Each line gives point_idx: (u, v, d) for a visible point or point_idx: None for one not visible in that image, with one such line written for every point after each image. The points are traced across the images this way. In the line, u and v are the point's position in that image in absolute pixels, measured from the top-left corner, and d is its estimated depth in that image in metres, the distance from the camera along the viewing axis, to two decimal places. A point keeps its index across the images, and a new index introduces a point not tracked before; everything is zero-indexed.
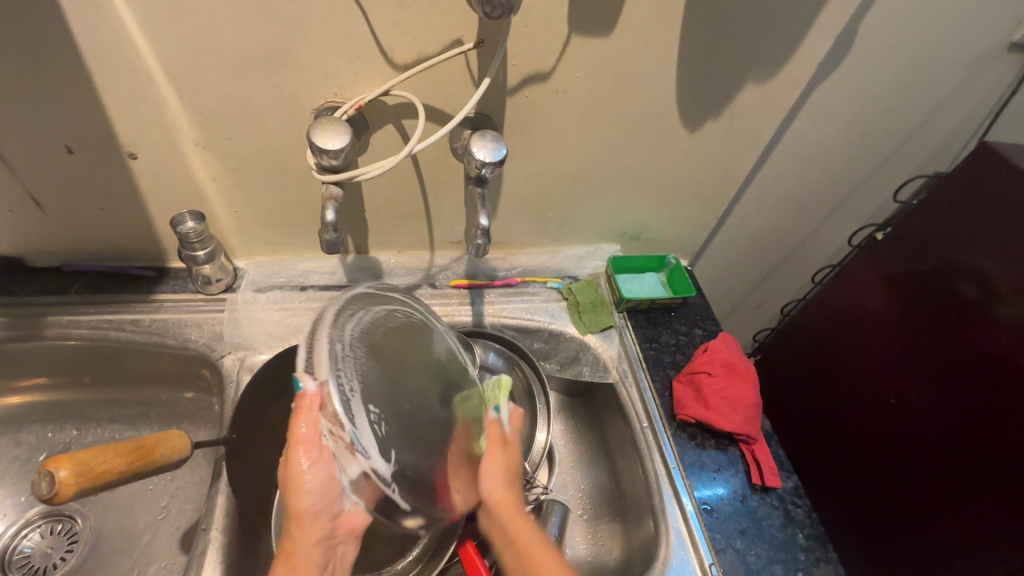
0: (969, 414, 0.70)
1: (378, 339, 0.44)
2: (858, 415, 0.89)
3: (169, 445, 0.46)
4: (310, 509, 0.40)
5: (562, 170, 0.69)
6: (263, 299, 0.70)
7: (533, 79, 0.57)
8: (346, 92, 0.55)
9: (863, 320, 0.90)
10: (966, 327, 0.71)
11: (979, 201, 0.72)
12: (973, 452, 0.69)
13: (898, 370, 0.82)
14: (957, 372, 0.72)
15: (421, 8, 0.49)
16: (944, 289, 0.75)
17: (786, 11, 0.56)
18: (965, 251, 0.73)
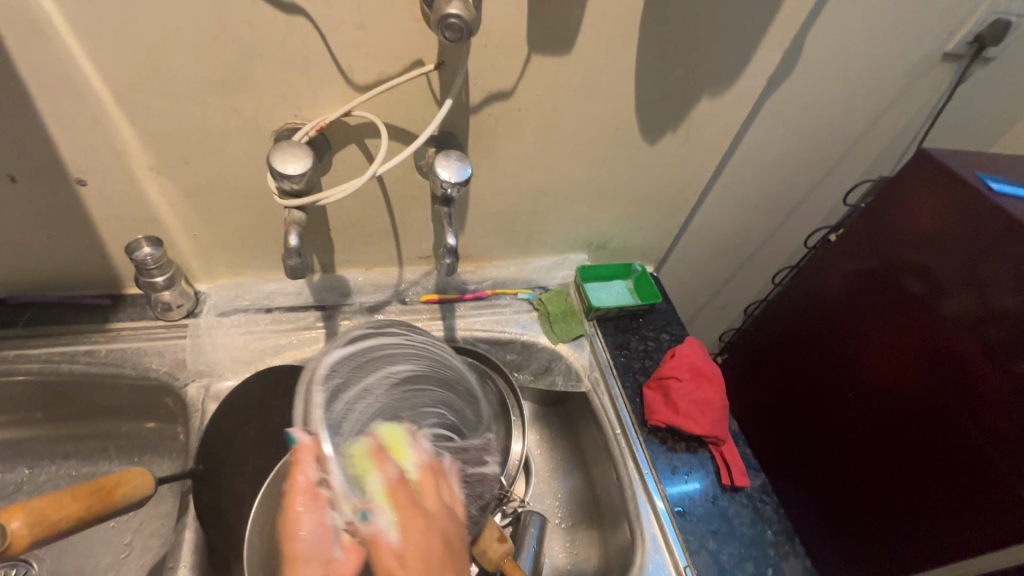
0: (916, 405, 0.75)
1: (383, 394, 0.53)
2: (817, 408, 0.93)
3: (131, 484, 0.45)
4: (304, 564, 0.40)
5: (528, 183, 0.70)
6: (228, 323, 0.68)
7: (495, 97, 0.58)
8: (306, 114, 0.54)
9: (819, 318, 0.94)
10: (914, 323, 0.76)
11: (921, 201, 0.76)
12: (921, 441, 0.74)
13: (854, 364, 0.86)
14: (905, 366, 0.76)
15: (380, 29, 0.49)
16: (894, 285, 0.79)
17: (736, 27, 0.59)
18: (912, 248, 0.77)
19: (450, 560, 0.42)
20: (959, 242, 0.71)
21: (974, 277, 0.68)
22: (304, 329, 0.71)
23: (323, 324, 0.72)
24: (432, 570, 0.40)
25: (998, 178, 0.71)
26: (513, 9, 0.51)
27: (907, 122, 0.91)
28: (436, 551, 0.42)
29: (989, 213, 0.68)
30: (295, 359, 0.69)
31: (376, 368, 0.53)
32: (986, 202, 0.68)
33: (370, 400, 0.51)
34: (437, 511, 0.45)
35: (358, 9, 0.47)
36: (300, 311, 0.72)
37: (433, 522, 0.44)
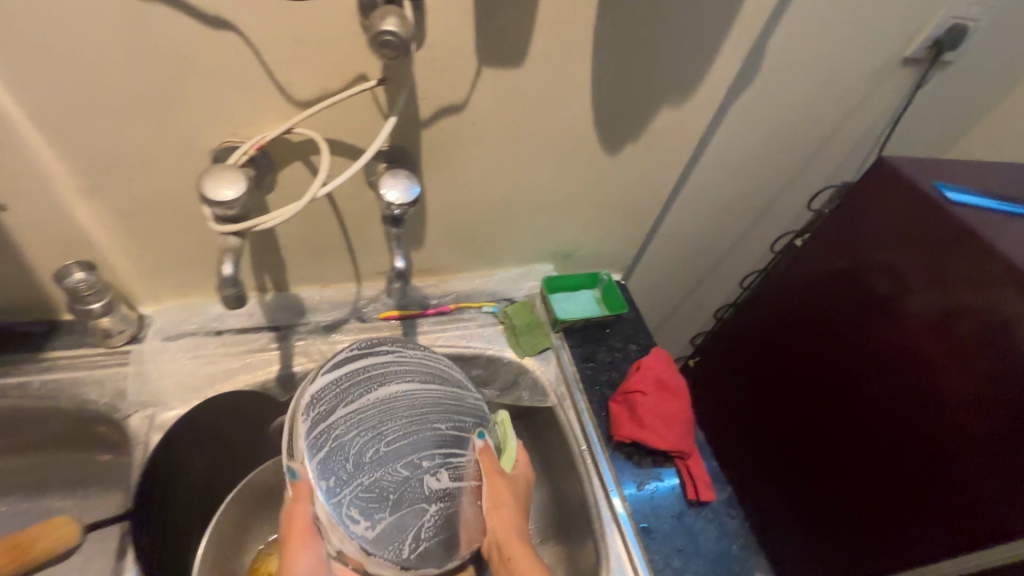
0: (879, 409, 0.75)
1: (378, 416, 0.54)
2: (786, 410, 0.92)
3: (52, 540, 0.44)
4: None
5: (488, 196, 0.68)
6: (174, 348, 0.65)
7: (447, 111, 0.55)
8: (244, 131, 0.51)
9: (785, 319, 0.93)
10: (879, 324, 0.76)
11: (881, 202, 0.76)
12: (883, 445, 0.74)
13: (820, 365, 0.85)
14: (868, 369, 0.77)
15: (319, 44, 0.46)
16: (858, 286, 0.79)
17: (693, 37, 0.57)
18: (876, 248, 0.77)
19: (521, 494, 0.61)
20: (918, 247, 0.71)
21: (934, 283, 0.69)
22: (256, 352, 0.68)
23: (277, 345, 0.69)
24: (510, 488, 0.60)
25: (954, 186, 0.72)
26: (459, 22, 0.48)
27: (868, 127, 0.92)
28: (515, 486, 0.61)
29: (947, 219, 0.68)
30: (247, 383, 0.66)
31: (368, 388, 0.55)
32: (943, 208, 0.69)
33: (365, 422, 0.53)
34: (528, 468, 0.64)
35: (292, 24, 0.45)
36: (252, 333, 0.68)
37: (523, 474, 0.63)
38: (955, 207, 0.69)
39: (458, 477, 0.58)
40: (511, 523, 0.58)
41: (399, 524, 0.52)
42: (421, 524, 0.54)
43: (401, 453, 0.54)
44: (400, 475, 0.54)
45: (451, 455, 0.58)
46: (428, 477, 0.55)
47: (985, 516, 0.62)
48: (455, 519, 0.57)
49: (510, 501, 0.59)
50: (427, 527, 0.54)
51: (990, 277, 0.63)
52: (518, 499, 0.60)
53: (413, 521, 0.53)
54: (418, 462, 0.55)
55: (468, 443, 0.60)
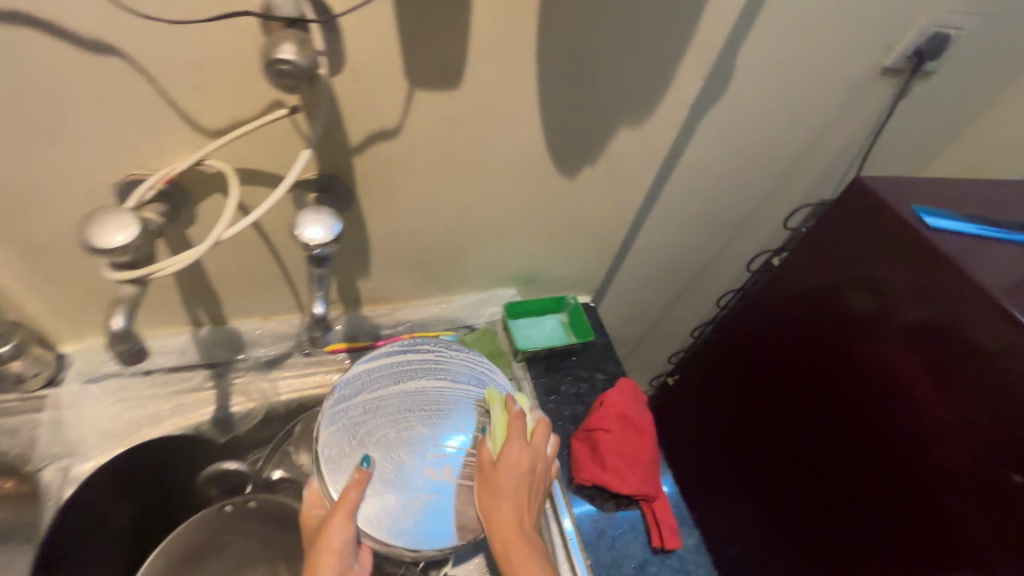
0: (862, 441, 0.70)
1: (401, 400, 0.54)
2: (772, 432, 0.86)
3: None
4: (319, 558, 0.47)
5: (436, 222, 0.63)
6: (95, 391, 0.60)
7: (379, 137, 0.51)
8: (151, 164, 0.46)
9: (765, 336, 0.88)
10: (863, 342, 0.70)
11: (860, 214, 0.71)
12: (868, 478, 0.69)
13: (805, 384, 0.79)
14: (848, 398, 0.72)
15: (222, 70, 0.41)
16: (840, 302, 0.73)
17: (649, 53, 0.52)
18: (858, 261, 0.71)
19: (518, 488, 0.49)
20: (901, 258, 0.65)
21: (911, 310, 0.64)
22: (189, 392, 0.63)
23: (212, 385, 0.64)
24: (502, 485, 0.49)
25: (930, 207, 0.67)
26: (383, 43, 0.43)
27: (849, 141, 0.88)
28: (511, 481, 0.49)
29: (921, 243, 0.63)
30: (177, 429, 0.62)
31: (397, 375, 0.56)
32: (916, 232, 0.64)
33: (384, 404, 0.54)
34: (528, 451, 0.50)
35: (188, 49, 0.40)
36: (185, 372, 0.63)
37: (519, 461, 0.50)
38: (930, 232, 0.63)
39: (472, 478, 0.53)
40: (509, 519, 0.47)
41: (387, 500, 0.50)
42: (416, 512, 0.50)
43: (411, 438, 0.53)
44: (401, 454, 0.52)
45: (469, 453, 0.54)
46: (433, 466, 0.52)
47: (978, 559, 0.57)
48: (454, 518, 0.51)
49: (502, 502, 0.48)
50: (416, 513, 0.51)
51: (979, 290, 0.57)
52: (517, 496, 0.48)
53: (402, 503, 0.50)
54: (425, 449, 0.53)
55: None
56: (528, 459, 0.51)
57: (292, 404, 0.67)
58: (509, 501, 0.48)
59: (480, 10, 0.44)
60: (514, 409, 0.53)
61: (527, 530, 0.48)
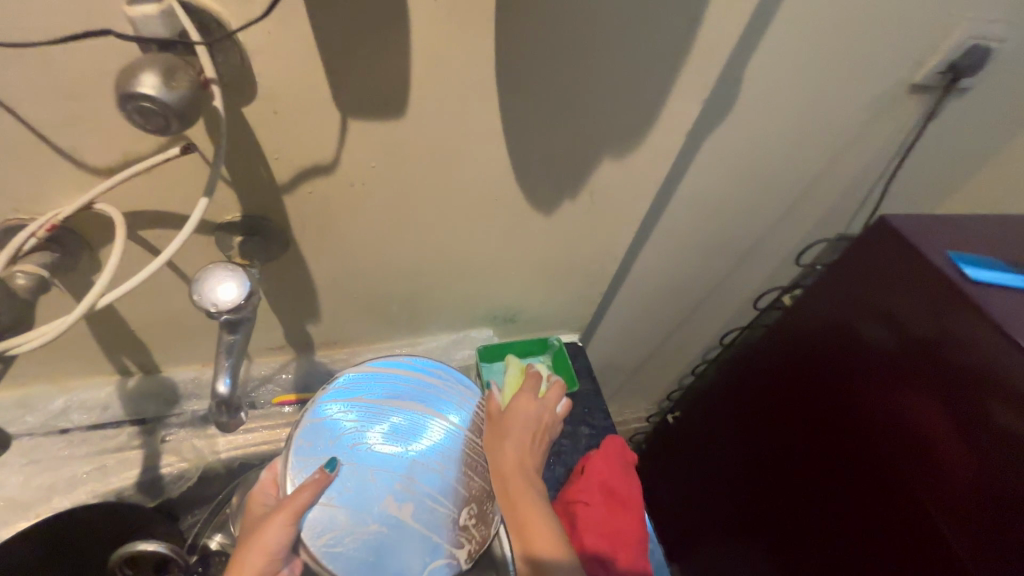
0: (859, 485, 0.62)
1: (394, 415, 0.47)
2: (773, 481, 0.77)
3: None
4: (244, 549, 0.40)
5: (393, 263, 0.55)
6: (2, 452, 0.53)
7: (312, 174, 0.43)
8: (33, 207, 0.39)
9: (772, 373, 0.77)
10: (878, 394, 0.59)
11: (883, 248, 0.59)
12: (863, 525, 0.61)
13: (812, 431, 0.69)
14: (844, 435, 0.64)
15: (101, 99, 0.34)
16: (855, 344, 0.63)
17: (635, 75, 0.44)
18: (877, 301, 0.60)
19: (524, 431, 0.52)
20: (926, 305, 0.54)
21: (937, 361, 0.53)
22: (113, 452, 0.56)
23: (140, 443, 0.57)
24: (508, 424, 0.52)
25: (967, 252, 0.56)
26: (300, 67, 0.35)
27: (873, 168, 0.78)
28: (515, 423, 0.52)
29: (930, 272, 0.54)
30: (93, 495, 0.54)
31: (401, 389, 0.49)
32: (944, 278, 0.53)
33: (378, 413, 0.47)
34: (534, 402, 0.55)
35: (52, 75, 0.32)
36: (108, 429, 0.56)
37: (526, 412, 0.54)
38: (968, 285, 0.52)
39: (428, 524, 0.45)
40: (513, 458, 0.50)
41: (332, 517, 0.42)
42: (361, 545, 0.42)
43: (389, 457, 0.45)
44: (372, 472, 0.45)
45: (435, 496, 0.46)
46: (393, 497, 0.44)
47: None
48: (394, 562, 0.43)
49: (511, 437, 0.51)
50: (354, 541, 0.42)
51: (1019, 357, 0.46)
52: (523, 434, 0.52)
53: (348, 524, 0.42)
54: (394, 475, 0.45)
55: (462, 498, 0.47)
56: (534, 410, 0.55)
57: (233, 464, 0.60)
58: (516, 437, 0.51)
59: (420, 27, 0.36)
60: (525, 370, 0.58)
61: (529, 469, 0.50)
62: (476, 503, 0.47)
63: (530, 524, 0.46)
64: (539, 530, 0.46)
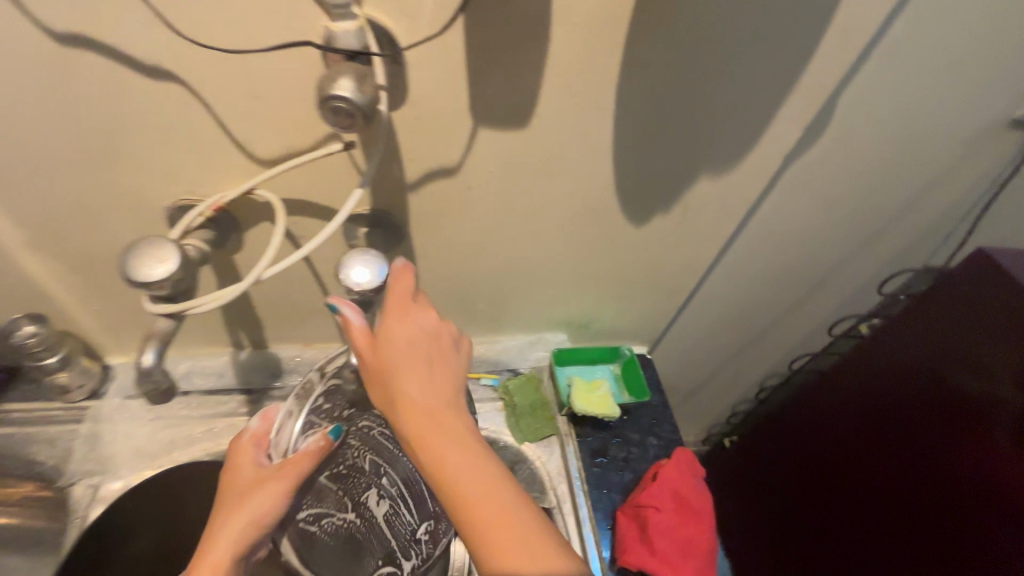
0: (890, 500, 0.69)
1: None
2: (834, 508, 0.79)
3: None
4: (235, 489, 0.43)
5: (489, 263, 0.59)
6: (133, 405, 0.59)
7: (437, 175, 0.47)
8: (202, 190, 0.45)
9: (839, 402, 0.79)
10: (955, 436, 0.60)
11: (980, 293, 0.60)
12: (892, 539, 0.68)
13: (879, 462, 0.71)
14: (880, 458, 0.71)
15: (278, 99, 0.39)
16: (933, 383, 0.64)
17: (743, 99, 0.46)
18: (964, 343, 0.60)
19: (411, 361, 0.39)
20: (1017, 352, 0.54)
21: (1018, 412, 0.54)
22: (223, 416, 0.61)
23: (247, 411, 0.62)
24: (394, 361, 0.39)
25: None
26: (449, 78, 0.40)
27: (967, 202, 0.76)
28: (399, 361, 0.39)
29: (1013, 315, 0.56)
30: (206, 453, 0.59)
31: None
32: None
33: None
34: (408, 326, 0.40)
35: (243, 76, 0.37)
36: (221, 395, 0.62)
37: (405, 341, 0.39)
38: None
39: (395, 527, 0.51)
40: (409, 399, 0.38)
41: (320, 495, 0.48)
42: (334, 525, 0.48)
43: (386, 447, 0.52)
44: (366, 460, 0.51)
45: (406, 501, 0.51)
46: (376, 492, 0.51)
47: None
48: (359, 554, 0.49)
49: (403, 376, 0.38)
50: (328, 526, 0.48)
51: None
52: (420, 364, 0.39)
53: (330, 509, 0.48)
54: (382, 472, 0.51)
55: (424, 512, 0.52)
56: (418, 338, 0.40)
57: None
58: (410, 373, 0.38)
59: (559, 47, 0.39)
60: (402, 295, 0.42)
61: (437, 404, 0.38)
62: (434, 522, 0.52)
63: (457, 491, 0.34)
64: (472, 497, 0.34)
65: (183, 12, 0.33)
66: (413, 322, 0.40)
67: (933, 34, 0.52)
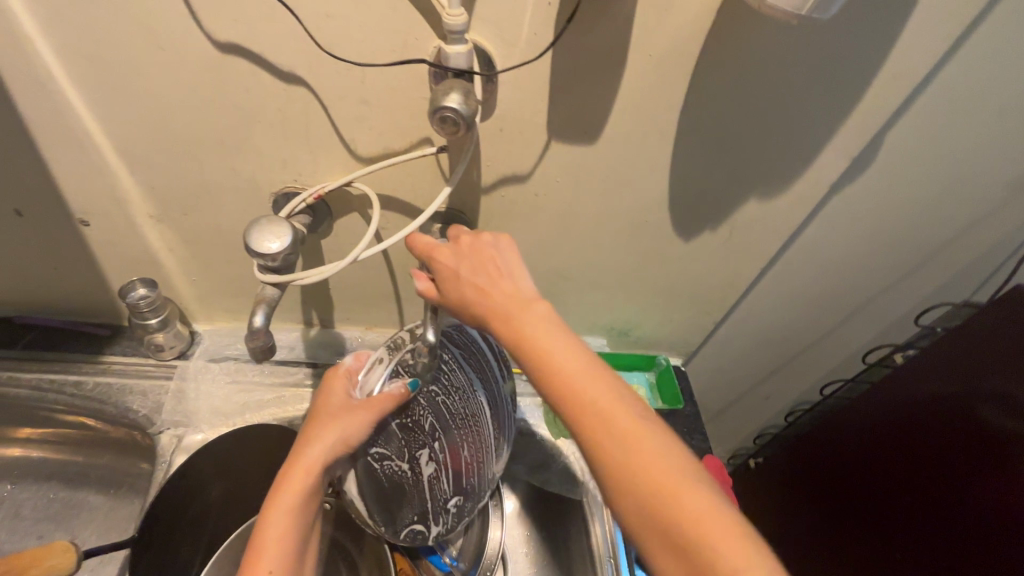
0: (916, 522, 0.71)
1: (463, 379, 0.55)
2: (859, 529, 0.81)
3: (90, 483, 0.68)
4: (326, 410, 0.48)
5: (543, 266, 0.64)
6: (215, 368, 0.66)
7: (509, 180, 0.53)
8: (307, 179, 0.51)
9: (863, 425, 0.81)
10: (986, 464, 0.62)
11: (1011, 328, 0.62)
12: (918, 559, 0.70)
13: (906, 485, 0.73)
14: (914, 486, 0.72)
15: (385, 106, 0.45)
16: (964, 413, 0.66)
17: (795, 129, 0.50)
18: (994, 376, 0.62)
19: (481, 274, 0.42)
20: None
21: None
22: (291, 386, 0.67)
23: (312, 382, 0.68)
24: (461, 282, 0.41)
25: None
26: (532, 96, 0.45)
27: (1012, 243, 0.77)
28: (461, 280, 0.41)
29: None
30: (274, 418, 0.65)
31: (479, 371, 0.57)
32: None
33: (455, 370, 0.55)
34: (463, 257, 0.43)
35: (359, 84, 0.43)
36: (290, 366, 0.68)
37: (458, 268, 0.42)
38: None
39: (433, 490, 0.55)
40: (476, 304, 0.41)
41: (388, 437, 0.52)
42: (386, 471, 0.53)
43: (445, 415, 0.54)
44: (428, 422, 0.54)
45: (449, 473, 0.55)
46: (427, 453, 0.54)
47: None
48: (395, 505, 0.53)
49: (472, 292, 0.41)
50: (388, 467, 0.53)
51: None
52: (488, 280, 0.41)
53: (393, 453, 0.53)
54: (437, 436, 0.54)
55: (458, 485, 0.56)
56: (485, 257, 0.43)
57: None
58: (477, 285, 0.41)
59: (632, 74, 0.44)
60: (427, 241, 0.43)
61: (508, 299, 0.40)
62: (463, 500, 0.57)
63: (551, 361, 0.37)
64: (570, 370, 0.36)
65: (323, 28, 0.40)
66: (475, 249, 0.43)
67: (983, 79, 0.55)
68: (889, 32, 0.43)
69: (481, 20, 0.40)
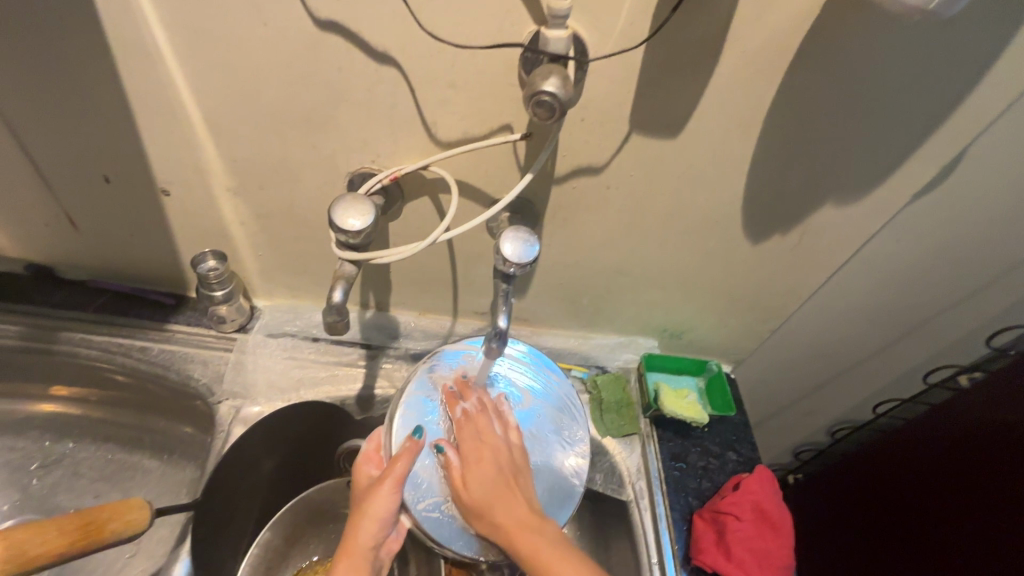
0: (977, 551, 0.67)
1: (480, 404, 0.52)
2: (904, 551, 0.77)
3: (146, 447, 0.69)
4: (358, 496, 0.48)
5: (604, 260, 0.63)
6: (274, 342, 0.68)
7: (583, 172, 0.52)
8: (383, 161, 0.52)
9: (919, 446, 0.77)
10: None
11: None
12: None
13: (966, 510, 0.69)
14: (980, 519, 0.67)
15: (472, 91, 0.45)
16: None
17: (886, 133, 0.48)
18: None
19: (488, 463, 0.48)
20: None
21: None
22: (345, 366, 0.68)
23: (365, 364, 0.69)
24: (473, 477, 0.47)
25: None
26: (619, 86, 0.45)
27: None
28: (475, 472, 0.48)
29: None
30: (329, 397, 0.66)
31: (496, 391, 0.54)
32: None
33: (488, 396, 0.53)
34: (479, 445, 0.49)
35: (450, 66, 0.44)
36: (345, 346, 0.69)
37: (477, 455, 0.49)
38: None
39: None
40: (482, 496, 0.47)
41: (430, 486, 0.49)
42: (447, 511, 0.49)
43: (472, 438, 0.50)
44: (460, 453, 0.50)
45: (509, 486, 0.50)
46: None
47: None
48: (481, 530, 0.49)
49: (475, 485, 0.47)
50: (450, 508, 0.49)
51: None
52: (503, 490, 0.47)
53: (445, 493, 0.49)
54: None
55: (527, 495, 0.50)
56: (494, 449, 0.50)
57: None
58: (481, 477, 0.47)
59: (725, 69, 0.44)
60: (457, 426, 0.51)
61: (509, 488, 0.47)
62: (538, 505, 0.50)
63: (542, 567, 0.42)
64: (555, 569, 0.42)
65: (424, 8, 0.40)
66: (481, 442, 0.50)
67: None
68: (1000, 37, 0.41)
69: (580, 7, 0.40)
